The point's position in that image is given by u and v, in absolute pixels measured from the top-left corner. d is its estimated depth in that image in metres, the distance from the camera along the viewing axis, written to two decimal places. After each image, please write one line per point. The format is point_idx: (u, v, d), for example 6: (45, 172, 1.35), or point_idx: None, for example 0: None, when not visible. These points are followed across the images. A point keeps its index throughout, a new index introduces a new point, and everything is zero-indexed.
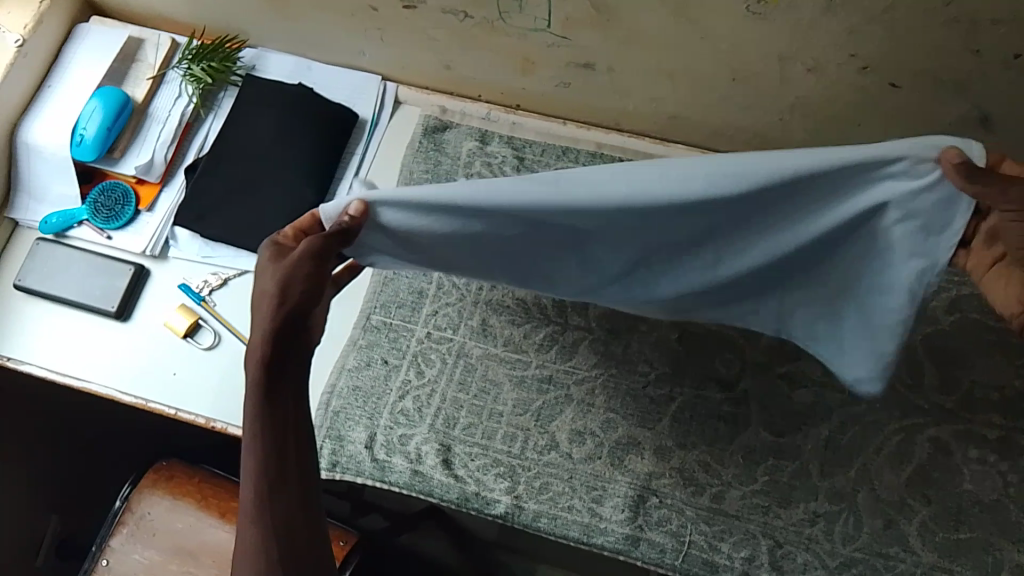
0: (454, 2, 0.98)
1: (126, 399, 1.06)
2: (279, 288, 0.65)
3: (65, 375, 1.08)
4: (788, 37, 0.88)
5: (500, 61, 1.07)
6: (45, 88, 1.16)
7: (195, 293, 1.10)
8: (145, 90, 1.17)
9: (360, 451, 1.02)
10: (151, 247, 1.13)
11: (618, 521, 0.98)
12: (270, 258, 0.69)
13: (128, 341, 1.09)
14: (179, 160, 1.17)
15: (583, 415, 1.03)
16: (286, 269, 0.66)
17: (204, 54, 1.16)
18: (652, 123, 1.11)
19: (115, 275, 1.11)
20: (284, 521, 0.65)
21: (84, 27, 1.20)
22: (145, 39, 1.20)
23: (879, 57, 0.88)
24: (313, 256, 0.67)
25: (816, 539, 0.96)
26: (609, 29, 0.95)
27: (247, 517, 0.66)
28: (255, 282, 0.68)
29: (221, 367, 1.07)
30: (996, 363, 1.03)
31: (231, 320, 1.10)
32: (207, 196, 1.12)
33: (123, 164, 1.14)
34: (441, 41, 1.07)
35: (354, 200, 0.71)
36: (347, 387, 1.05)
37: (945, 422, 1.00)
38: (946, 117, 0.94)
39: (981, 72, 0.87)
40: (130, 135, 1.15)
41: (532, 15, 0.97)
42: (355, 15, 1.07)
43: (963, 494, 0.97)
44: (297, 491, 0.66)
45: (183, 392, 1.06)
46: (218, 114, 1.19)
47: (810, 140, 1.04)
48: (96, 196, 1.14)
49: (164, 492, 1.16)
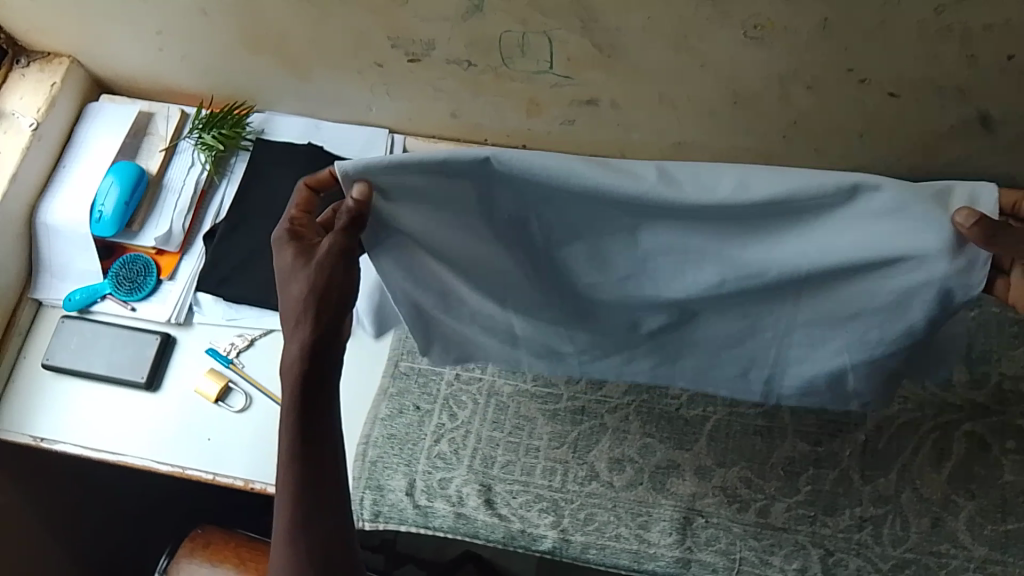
0: (458, 52, 1.02)
1: (162, 468, 1.07)
2: (310, 293, 0.71)
3: (100, 449, 1.08)
4: (786, 58, 0.91)
5: (506, 105, 1.10)
6: (60, 169, 1.19)
7: (223, 357, 1.11)
8: (159, 161, 1.19)
9: (401, 498, 1.02)
10: (175, 315, 1.13)
11: (666, 545, 0.98)
12: (293, 257, 0.73)
13: (160, 410, 1.09)
14: (197, 227, 1.18)
15: (620, 443, 1.04)
16: (314, 272, 0.71)
17: (214, 122, 1.18)
18: (657, 151, 1.14)
19: (142, 345, 1.12)
20: (317, 536, 0.71)
21: (95, 106, 1.23)
22: (156, 112, 1.23)
23: (875, 69, 0.91)
24: (334, 256, 0.71)
25: (866, 544, 0.96)
26: (610, 65, 0.98)
27: (284, 527, 0.72)
28: (284, 282, 0.73)
29: (254, 428, 1.08)
30: (1022, 353, 1.04)
31: (260, 380, 1.10)
32: (229, 260, 1.13)
33: (142, 236, 1.16)
34: (447, 90, 1.10)
35: (358, 181, 0.69)
36: (382, 436, 1.05)
37: (979, 416, 1.01)
38: (946, 119, 0.97)
39: (978, 74, 0.89)
40: (147, 207, 1.17)
41: (536, 58, 1.00)
42: (362, 72, 1.10)
43: (1006, 485, 0.98)
44: (330, 507, 0.72)
45: (219, 456, 1.07)
46: (232, 180, 1.21)
47: (813, 153, 1.07)
48: (118, 268, 1.15)
49: (202, 560, 1.14)
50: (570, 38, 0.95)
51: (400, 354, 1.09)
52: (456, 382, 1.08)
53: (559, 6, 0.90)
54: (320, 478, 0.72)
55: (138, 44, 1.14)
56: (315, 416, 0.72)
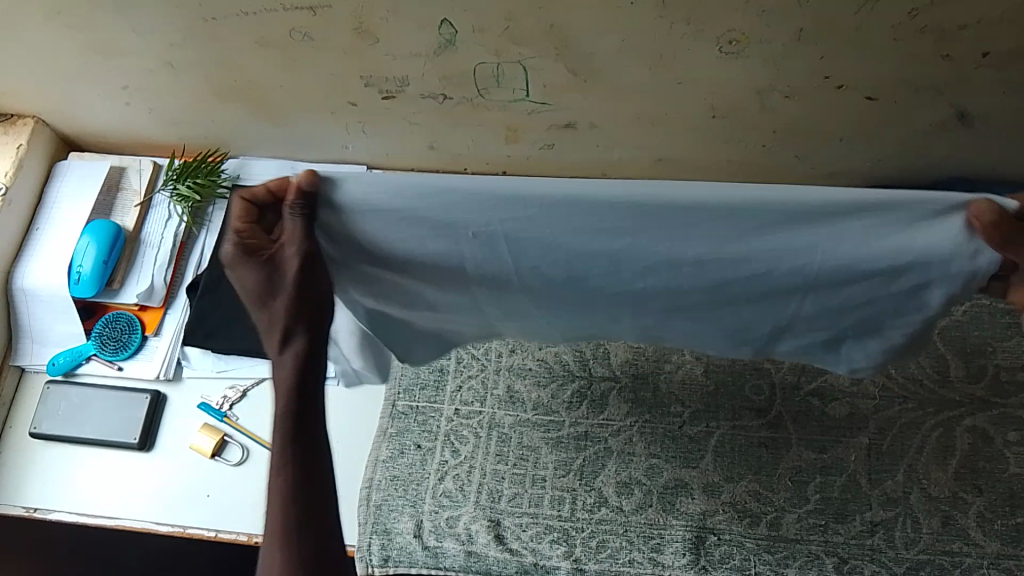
0: (434, 87, 1.01)
1: (162, 529, 1.04)
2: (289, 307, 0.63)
3: (95, 515, 1.05)
4: (763, 69, 0.91)
5: (484, 135, 1.10)
6: (33, 231, 1.17)
7: (216, 411, 1.09)
8: (135, 217, 1.17)
9: (409, 541, 1.00)
10: (164, 371, 1.12)
11: (681, 567, 0.97)
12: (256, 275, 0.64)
13: (156, 470, 1.07)
14: (179, 280, 1.17)
15: (626, 466, 1.03)
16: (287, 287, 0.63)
17: (188, 171, 1.17)
18: (637, 168, 1.14)
19: (132, 405, 1.09)
20: (311, 556, 0.59)
21: (63, 164, 1.21)
22: (127, 166, 1.21)
23: (852, 75, 0.91)
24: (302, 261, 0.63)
25: (880, 549, 0.96)
26: (587, 88, 0.98)
27: (269, 551, 0.59)
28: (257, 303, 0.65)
29: (254, 481, 1.05)
30: (1015, 343, 1.06)
31: (257, 431, 1.09)
32: (216, 312, 1.12)
33: (123, 294, 1.14)
34: (424, 124, 1.09)
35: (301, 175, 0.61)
36: (385, 478, 1.03)
37: (979, 410, 1.02)
38: (924, 119, 0.97)
39: (955, 74, 0.90)
40: (126, 264, 1.15)
41: (511, 87, 0.99)
42: (336, 113, 1.09)
43: (1013, 478, 0.98)
44: (324, 520, 0.60)
45: (219, 512, 1.04)
46: (211, 229, 1.19)
47: (793, 159, 1.07)
48: (101, 328, 1.13)
49: None
50: (545, 64, 0.94)
51: (397, 394, 1.09)
52: (456, 417, 1.07)
53: (532, 35, 0.90)
54: (312, 490, 0.60)
55: (105, 100, 1.12)
56: (311, 423, 0.62)
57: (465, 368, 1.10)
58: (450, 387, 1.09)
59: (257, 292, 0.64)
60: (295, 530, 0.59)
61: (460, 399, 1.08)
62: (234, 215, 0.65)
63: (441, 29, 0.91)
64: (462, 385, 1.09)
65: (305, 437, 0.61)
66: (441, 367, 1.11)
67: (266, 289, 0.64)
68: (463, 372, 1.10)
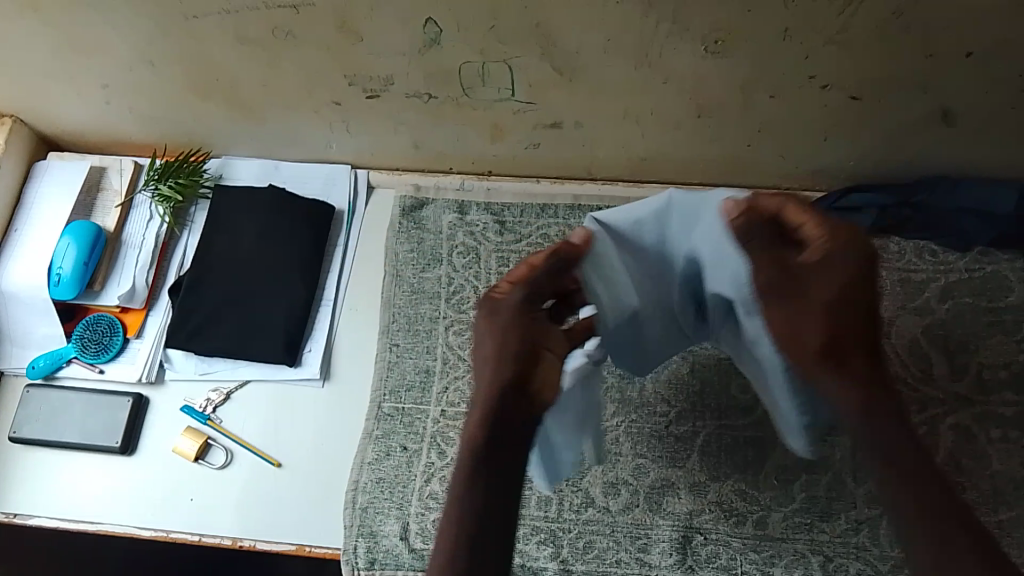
0: (418, 86, 1.00)
1: (145, 534, 1.03)
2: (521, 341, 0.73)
3: (77, 520, 1.04)
4: (747, 69, 0.91)
5: (469, 134, 1.09)
6: (12, 233, 1.15)
7: (200, 413, 1.08)
8: (115, 218, 1.16)
9: (396, 544, 1.00)
10: (146, 373, 1.10)
11: (667, 566, 0.97)
12: (488, 320, 0.75)
13: (139, 474, 1.06)
14: (161, 281, 1.15)
15: (612, 466, 1.02)
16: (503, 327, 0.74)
17: (169, 171, 1.16)
18: (623, 167, 1.14)
19: (114, 408, 1.08)
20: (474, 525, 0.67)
21: (42, 164, 1.19)
22: (107, 166, 1.19)
23: (836, 74, 0.91)
24: (523, 306, 0.75)
25: (864, 547, 0.97)
26: (573, 88, 0.98)
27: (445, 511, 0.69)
28: (476, 348, 0.75)
29: (240, 485, 1.05)
30: (998, 341, 1.06)
31: (241, 434, 1.07)
32: (196, 313, 1.10)
33: (104, 295, 1.13)
34: (409, 123, 1.08)
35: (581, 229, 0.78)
36: (370, 481, 1.03)
37: (962, 408, 1.02)
38: (908, 117, 0.97)
39: (938, 72, 0.90)
40: (107, 265, 1.14)
41: (496, 87, 0.99)
42: (319, 111, 1.08)
43: (996, 475, 0.99)
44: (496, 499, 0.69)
45: (204, 516, 1.03)
46: (193, 229, 1.18)
47: (777, 159, 1.07)
48: (82, 330, 1.12)
49: None
50: (530, 63, 0.94)
51: (383, 395, 1.08)
52: (442, 418, 1.07)
53: (517, 34, 0.90)
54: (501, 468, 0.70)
55: (84, 99, 1.11)
56: (493, 454, 0.70)
57: (450, 369, 1.09)
58: (436, 388, 1.08)
59: (496, 340, 0.73)
60: (463, 534, 0.67)
61: (446, 400, 1.08)
62: (481, 311, 0.75)
63: (426, 28, 0.90)
64: (447, 387, 1.08)
65: (478, 465, 0.69)
66: (426, 368, 1.10)
67: (485, 339, 0.74)
68: (448, 372, 1.09)
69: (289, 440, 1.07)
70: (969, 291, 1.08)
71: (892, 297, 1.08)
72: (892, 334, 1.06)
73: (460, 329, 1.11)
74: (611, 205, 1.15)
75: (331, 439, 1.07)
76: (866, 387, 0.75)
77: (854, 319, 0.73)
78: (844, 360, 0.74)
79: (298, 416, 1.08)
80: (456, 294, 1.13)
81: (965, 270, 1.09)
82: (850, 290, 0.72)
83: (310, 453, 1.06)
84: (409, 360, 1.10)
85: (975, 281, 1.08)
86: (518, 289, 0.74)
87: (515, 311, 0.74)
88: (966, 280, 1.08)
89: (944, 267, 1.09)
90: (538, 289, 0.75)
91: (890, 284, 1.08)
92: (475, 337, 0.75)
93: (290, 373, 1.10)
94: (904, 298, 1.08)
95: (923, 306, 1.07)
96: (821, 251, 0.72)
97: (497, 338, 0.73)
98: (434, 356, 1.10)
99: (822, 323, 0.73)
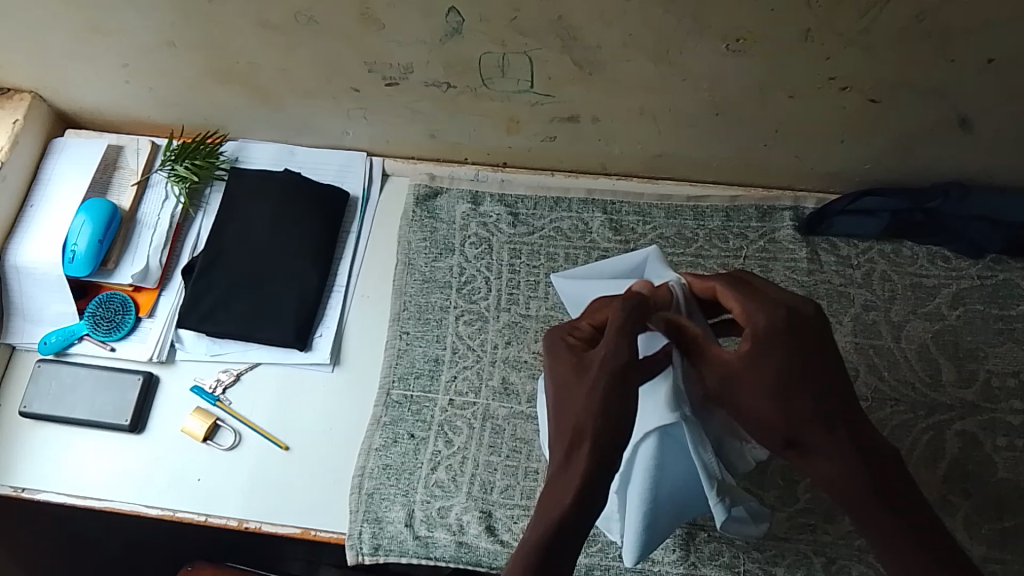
0: (438, 75, 1.00)
1: (152, 512, 1.04)
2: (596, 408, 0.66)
3: (86, 497, 1.05)
4: (768, 69, 0.91)
5: (486, 125, 1.10)
6: (27, 209, 1.15)
7: (209, 394, 1.09)
8: (131, 197, 1.16)
9: (401, 530, 1.01)
10: (157, 353, 1.11)
11: (670, 562, 0.98)
12: (569, 378, 0.70)
13: (148, 453, 1.07)
14: (174, 262, 1.16)
15: None
16: (588, 388, 0.67)
17: (186, 152, 1.16)
18: (638, 163, 1.14)
19: (124, 387, 1.09)
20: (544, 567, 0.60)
21: (59, 141, 1.20)
22: (124, 145, 1.20)
23: (857, 77, 0.91)
24: (613, 368, 0.68)
25: (867, 549, 0.98)
26: (592, 82, 0.98)
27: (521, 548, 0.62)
28: (560, 407, 0.69)
29: (247, 468, 1.05)
30: (1008, 349, 1.06)
31: (250, 416, 1.08)
32: (209, 295, 1.11)
33: (118, 274, 1.13)
34: (426, 112, 1.09)
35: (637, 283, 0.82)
36: (377, 466, 1.04)
37: (970, 414, 1.03)
38: (927, 123, 0.97)
39: (959, 79, 0.90)
40: (121, 245, 1.14)
41: (516, 78, 0.99)
42: (337, 98, 1.08)
43: (1001, 482, 1.00)
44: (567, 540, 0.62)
45: (210, 496, 1.04)
46: (207, 211, 1.19)
47: (793, 160, 1.08)
48: (95, 308, 1.12)
49: None
50: (551, 56, 0.94)
51: (392, 382, 1.09)
52: (450, 407, 1.07)
53: (539, 26, 0.90)
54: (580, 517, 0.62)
55: (104, 78, 1.11)
56: (580, 508, 0.62)
57: (460, 358, 1.09)
58: (444, 377, 1.09)
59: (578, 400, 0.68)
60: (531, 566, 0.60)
61: (454, 389, 1.08)
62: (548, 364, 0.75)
63: (448, 18, 0.90)
64: (456, 376, 1.09)
65: (565, 517, 0.62)
66: (435, 356, 1.10)
67: (577, 391, 0.69)
68: (458, 361, 1.09)
69: (298, 424, 1.07)
70: (980, 299, 1.08)
71: (902, 302, 1.08)
72: (902, 339, 1.07)
73: (470, 319, 1.11)
74: (624, 200, 1.15)
75: (339, 424, 1.07)
76: (845, 474, 0.69)
77: (810, 404, 0.70)
78: (809, 450, 0.70)
79: (307, 401, 1.09)
80: (468, 283, 1.13)
81: (976, 277, 1.09)
82: (784, 376, 0.70)
83: (319, 437, 1.07)
84: (418, 348, 1.10)
85: (986, 288, 1.08)
86: (607, 346, 0.69)
87: (611, 361, 0.68)
88: (977, 287, 1.08)
89: (955, 274, 1.09)
90: (623, 351, 0.69)
91: (901, 289, 1.09)
92: (567, 396, 0.69)
93: (301, 358, 1.10)
94: (915, 303, 1.08)
95: (934, 311, 1.08)
96: (750, 342, 0.73)
97: (589, 396, 0.67)
98: (444, 345, 1.11)
99: (770, 420, 0.71)
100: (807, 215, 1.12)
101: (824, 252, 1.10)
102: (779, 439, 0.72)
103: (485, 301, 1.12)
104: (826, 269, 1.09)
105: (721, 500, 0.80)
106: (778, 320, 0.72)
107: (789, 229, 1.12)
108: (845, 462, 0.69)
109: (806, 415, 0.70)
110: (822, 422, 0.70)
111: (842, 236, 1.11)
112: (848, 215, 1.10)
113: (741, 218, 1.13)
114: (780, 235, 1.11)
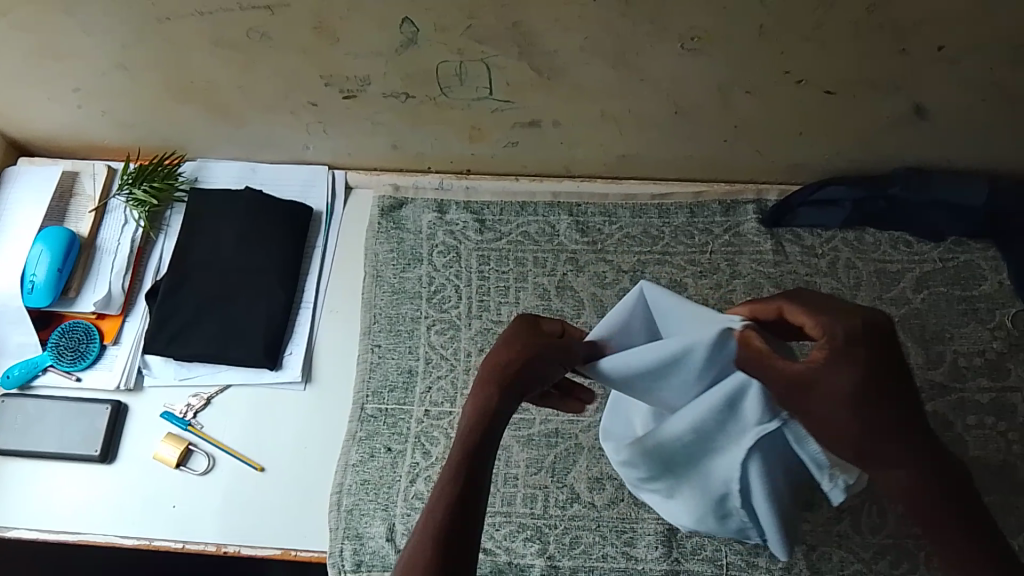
0: (396, 85, 1.00)
1: (128, 542, 1.02)
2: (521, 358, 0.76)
3: (58, 530, 1.02)
4: (724, 66, 0.92)
5: (447, 134, 1.09)
6: None
7: (180, 419, 1.07)
8: (89, 223, 1.14)
9: (382, 545, 1.01)
10: (125, 380, 1.09)
11: (654, 559, 0.98)
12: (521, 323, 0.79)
13: (120, 482, 1.05)
14: (138, 287, 1.14)
15: (598, 461, 1.03)
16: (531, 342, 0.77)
17: (144, 175, 1.14)
18: (601, 164, 1.14)
19: (92, 417, 1.07)
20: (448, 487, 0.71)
21: (13, 170, 1.17)
22: (81, 171, 1.17)
23: (812, 70, 0.92)
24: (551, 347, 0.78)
25: (847, 534, 0.99)
26: (551, 87, 0.98)
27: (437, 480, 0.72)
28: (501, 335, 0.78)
29: (222, 491, 1.04)
30: (972, 330, 1.08)
31: (223, 439, 1.07)
32: (175, 317, 1.09)
33: (80, 303, 1.11)
34: (387, 124, 1.08)
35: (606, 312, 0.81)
36: (355, 483, 1.04)
37: (939, 396, 1.04)
38: (882, 112, 0.98)
39: (910, 68, 0.91)
40: (82, 272, 1.12)
41: (474, 86, 0.99)
42: (296, 113, 1.07)
43: (972, 460, 1.01)
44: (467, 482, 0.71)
45: (186, 522, 1.02)
46: (169, 234, 1.17)
47: (753, 155, 1.09)
48: (58, 338, 1.10)
49: None
50: (508, 63, 0.94)
51: (365, 397, 1.08)
52: (426, 418, 1.07)
53: (495, 34, 0.90)
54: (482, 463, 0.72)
55: (56, 104, 1.09)
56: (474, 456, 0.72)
57: (432, 369, 1.09)
58: (418, 389, 1.08)
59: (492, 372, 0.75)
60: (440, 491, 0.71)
61: (429, 400, 1.08)
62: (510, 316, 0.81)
63: (403, 28, 0.90)
64: (430, 387, 1.08)
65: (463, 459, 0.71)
66: (408, 368, 1.10)
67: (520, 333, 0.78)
68: (431, 372, 1.09)
69: (271, 444, 1.06)
70: (943, 281, 1.10)
71: (868, 288, 1.09)
72: None
73: (442, 328, 1.11)
74: (590, 201, 1.15)
75: (315, 442, 1.07)
76: (915, 478, 0.69)
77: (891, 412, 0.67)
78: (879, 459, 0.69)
79: (280, 419, 1.08)
80: (437, 293, 1.13)
81: (938, 260, 1.10)
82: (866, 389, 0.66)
83: (295, 455, 1.06)
84: (391, 360, 1.10)
85: (948, 271, 1.10)
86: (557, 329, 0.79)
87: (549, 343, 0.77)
88: (939, 270, 1.10)
89: (917, 257, 1.11)
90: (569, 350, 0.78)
91: (866, 275, 1.10)
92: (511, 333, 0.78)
93: (271, 378, 1.09)
94: (881, 288, 1.09)
95: (898, 296, 1.09)
96: (824, 352, 0.67)
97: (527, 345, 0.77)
98: (416, 356, 1.10)
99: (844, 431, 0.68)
100: (770, 207, 1.13)
101: (788, 243, 1.12)
102: (850, 450, 0.70)
103: (455, 309, 1.12)
104: (792, 261, 1.10)
105: (834, 482, 0.80)
106: (855, 333, 0.66)
107: (753, 222, 1.13)
108: (920, 470, 0.69)
109: (882, 429, 0.67)
110: (901, 431, 0.67)
111: (805, 226, 1.12)
112: (808, 207, 1.12)
113: (705, 214, 1.13)
114: (744, 228, 1.12)
